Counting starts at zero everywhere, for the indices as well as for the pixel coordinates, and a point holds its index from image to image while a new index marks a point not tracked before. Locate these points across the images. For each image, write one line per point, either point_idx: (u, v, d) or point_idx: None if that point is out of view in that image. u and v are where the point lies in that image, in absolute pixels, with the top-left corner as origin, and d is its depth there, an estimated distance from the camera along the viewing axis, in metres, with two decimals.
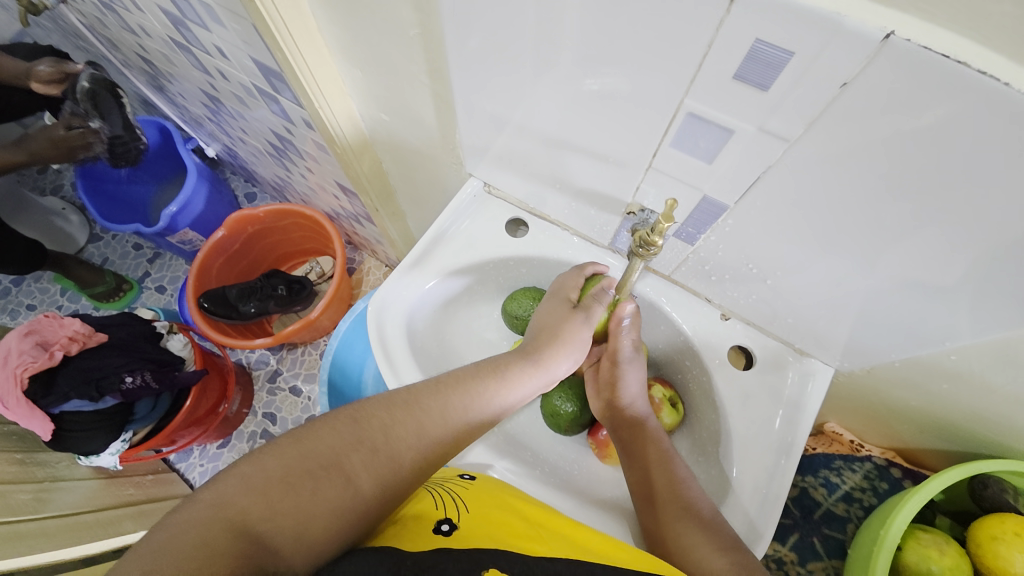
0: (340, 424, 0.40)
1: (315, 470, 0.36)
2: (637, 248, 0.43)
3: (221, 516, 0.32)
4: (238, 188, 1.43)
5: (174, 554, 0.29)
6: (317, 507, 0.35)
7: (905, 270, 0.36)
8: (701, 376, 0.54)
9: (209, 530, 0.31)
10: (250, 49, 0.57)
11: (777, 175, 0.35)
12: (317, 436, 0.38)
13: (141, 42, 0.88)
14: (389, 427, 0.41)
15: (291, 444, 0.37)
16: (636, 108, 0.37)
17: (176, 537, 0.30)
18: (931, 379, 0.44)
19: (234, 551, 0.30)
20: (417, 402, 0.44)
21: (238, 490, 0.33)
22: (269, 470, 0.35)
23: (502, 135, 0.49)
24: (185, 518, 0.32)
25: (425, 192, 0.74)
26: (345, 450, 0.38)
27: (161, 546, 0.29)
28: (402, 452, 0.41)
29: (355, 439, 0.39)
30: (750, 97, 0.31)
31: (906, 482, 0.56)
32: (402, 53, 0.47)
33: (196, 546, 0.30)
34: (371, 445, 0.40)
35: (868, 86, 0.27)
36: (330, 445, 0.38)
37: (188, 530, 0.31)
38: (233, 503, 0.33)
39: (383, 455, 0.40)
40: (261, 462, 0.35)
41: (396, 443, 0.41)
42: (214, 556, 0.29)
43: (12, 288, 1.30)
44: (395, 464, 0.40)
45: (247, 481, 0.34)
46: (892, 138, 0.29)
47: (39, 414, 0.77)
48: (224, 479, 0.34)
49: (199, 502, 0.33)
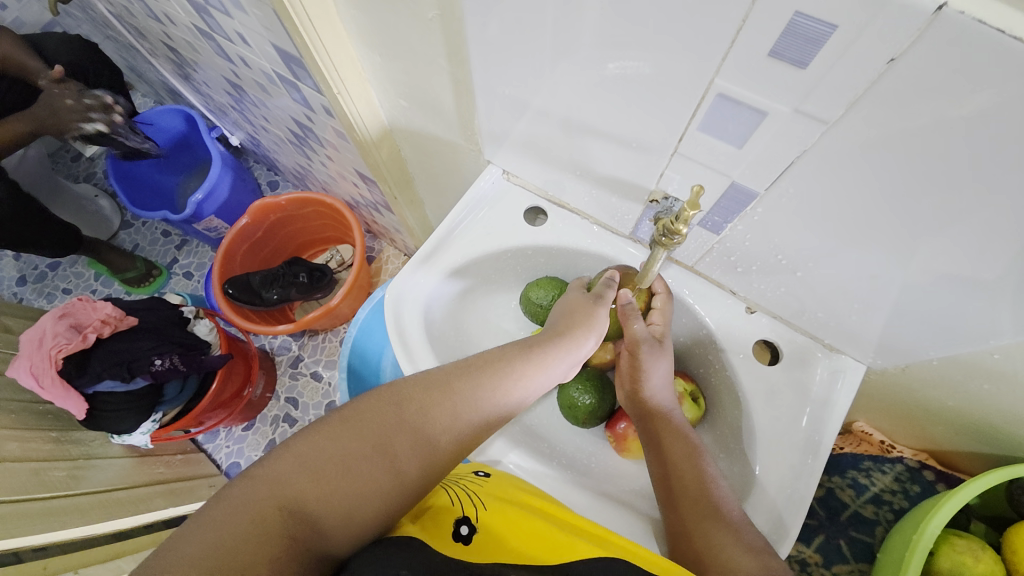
0: (382, 406, 0.39)
1: (361, 452, 0.36)
2: (659, 236, 0.42)
3: (274, 495, 0.33)
4: (261, 176, 1.45)
5: (233, 530, 0.31)
6: (363, 490, 0.36)
7: (949, 264, 0.34)
8: (723, 370, 0.53)
9: (263, 508, 0.32)
10: (271, 35, 0.57)
11: (812, 161, 0.33)
12: (364, 417, 0.38)
13: (167, 31, 0.89)
14: (428, 409, 0.40)
15: (340, 425, 0.37)
16: (662, 90, 0.35)
17: (234, 512, 0.32)
18: (972, 379, 0.42)
19: (284, 534, 0.32)
20: (454, 384, 0.42)
21: (291, 468, 0.35)
22: (322, 450, 0.36)
23: (521, 120, 0.48)
24: (239, 493, 0.33)
25: (444, 180, 0.74)
26: (388, 433, 0.38)
27: (220, 522, 0.31)
28: (440, 435, 0.40)
29: (397, 421, 0.39)
30: (786, 77, 0.29)
31: (940, 486, 0.53)
32: (419, 36, 0.46)
33: (249, 526, 0.31)
34: (413, 428, 0.39)
35: (919, 63, 0.25)
36: (375, 427, 0.38)
37: (247, 505, 0.32)
38: (286, 481, 0.34)
39: (423, 438, 0.39)
40: (315, 442, 0.36)
41: (435, 425, 0.40)
42: (265, 540, 0.31)
43: (50, 272, 1.35)
44: (434, 447, 0.40)
45: (300, 461, 0.35)
46: (945, 119, 0.27)
47: (73, 394, 0.80)
48: (281, 455, 0.35)
49: (253, 478, 0.34)
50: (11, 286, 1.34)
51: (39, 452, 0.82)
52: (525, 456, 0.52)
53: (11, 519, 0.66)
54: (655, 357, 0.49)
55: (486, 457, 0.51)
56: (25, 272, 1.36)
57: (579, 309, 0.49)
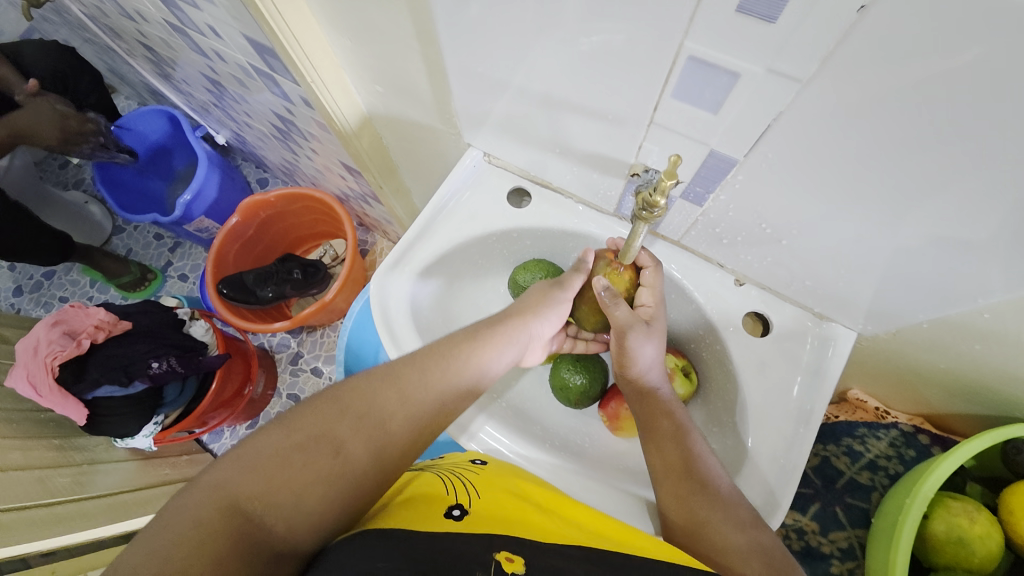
0: (325, 400, 0.40)
1: (301, 443, 0.37)
2: (639, 210, 0.41)
3: (214, 497, 0.33)
4: (250, 175, 1.44)
5: (171, 535, 0.30)
6: (310, 478, 0.36)
7: (935, 223, 0.33)
8: (714, 344, 0.52)
9: (204, 510, 0.32)
10: (240, 26, 0.56)
11: (790, 123, 0.32)
12: (304, 412, 0.39)
13: (140, 28, 0.88)
14: (371, 395, 0.41)
15: (279, 424, 0.38)
16: (635, 59, 0.34)
17: (173, 520, 0.31)
18: (962, 340, 0.41)
19: (228, 531, 0.32)
20: (397, 370, 0.44)
21: (229, 471, 0.34)
22: (260, 449, 0.36)
23: (498, 100, 0.47)
24: (182, 502, 0.33)
25: (428, 167, 0.73)
26: (332, 421, 0.39)
27: (163, 527, 0.31)
28: (389, 417, 0.41)
29: (341, 410, 0.40)
30: (757, 34, 0.28)
31: (935, 448, 0.53)
32: (388, 17, 0.44)
33: (192, 527, 0.31)
34: (358, 413, 0.40)
35: (892, 11, 0.24)
36: (316, 418, 0.38)
37: (187, 511, 0.32)
38: (225, 483, 0.34)
39: (370, 422, 0.40)
40: (253, 444, 0.36)
41: (382, 408, 0.41)
42: (207, 537, 0.31)
43: (45, 281, 1.35)
44: (384, 429, 0.40)
45: (239, 463, 0.35)
46: (922, 72, 0.26)
47: (71, 400, 0.81)
48: (220, 463, 0.35)
49: (195, 485, 0.34)
50: (7, 297, 1.34)
51: (41, 460, 0.83)
52: (519, 439, 0.52)
53: (16, 527, 0.67)
54: (646, 339, 0.48)
55: (480, 443, 0.51)
56: (20, 282, 1.36)
57: (538, 295, 0.51)
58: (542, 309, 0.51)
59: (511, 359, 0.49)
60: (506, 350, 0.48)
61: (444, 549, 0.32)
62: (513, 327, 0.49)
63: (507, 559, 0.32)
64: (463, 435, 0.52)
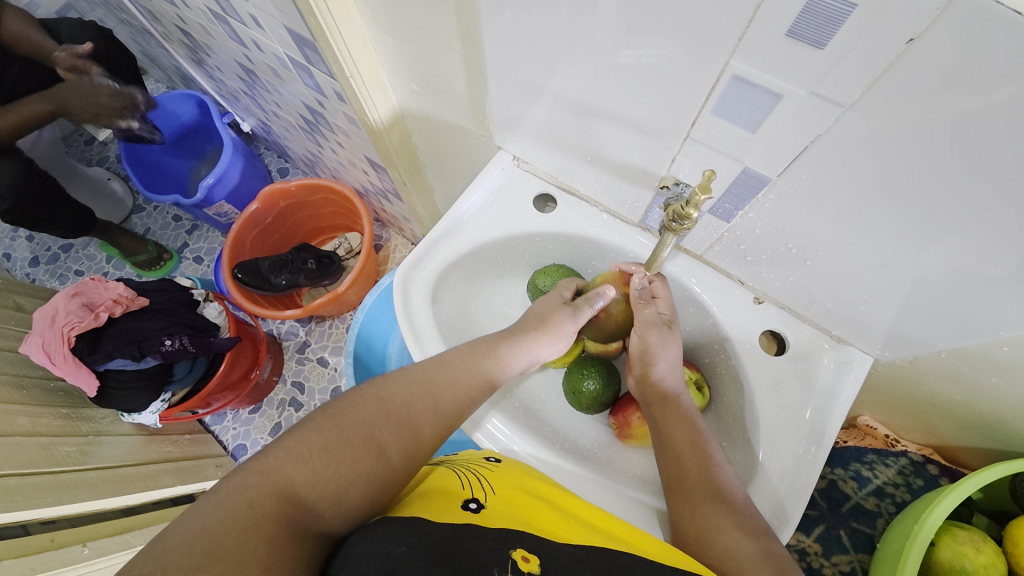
0: (367, 401, 0.42)
1: (348, 441, 0.38)
2: (669, 222, 0.42)
3: (267, 481, 0.34)
4: (272, 163, 1.46)
5: (228, 513, 0.31)
6: (352, 476, 0.37)
7: (965, 257, 0.34)
8: (729, 360, 0.53)
9: (257, 493, 0.33)
10: (285, 18, 0.57)
11: (826, 146, 0.33)
12: (348, 412, 0.40)
13: (181, 13, 0.90)
14: (408, 400, 0.43)
15: (326, 420, 0.39)
16: (678, 77, 0.35)
17: (228, 499, 0.32)
18: (980, 371, 0.42)
19: (280, 515, 0.32)
20: (430, 379, 0.46)
21: (282, 458, 0.35)
22: (311, 442, 0.37)
23: (536, 104, 0.48)
24: (234, 483, 0.33)
25: (453, 166, 0.74)
26: (376, 422, 0.40)
27: (221, 505, 0.31)
28: (421, 425, 0.43)
29: (382, 412, 0.41)
30: (804, 58, 0.29)
31: (943, 480, 0.53)
32: (434, 18, 0.45)
33: (246, 506, 0.32)
34: (396, 418, 0.41)
35: (940, 45, 0.24)
36: (360, 419, 0.40)
37: (242, 492, 0.33)
38: (278, 469, 0.35)
39: (406, 426, 0.42)
40: (303, 435, 0.37)
41: (417, 416, 0.43)
42: (262, 519, 0.31)
43: (62, 253, 1.37)
44: (417, 435, 0.42)
45: (291, 451, 0.36)
46: (963, 105, 0.26)
47: (84, 370, 0.82)
48: (271, 450, 0.36)
49: (246, 469, 0.34)
50: (24, 266, 1.36)
51: (48, 428, 0.84)
52: (530, 440, 0.52)
53: (21, 491, 0.68)
54: (665, 343, 0.50)
55: (494, 442, 0.51)
56: (37, 253, 1.38)
57: (552, 312, 0.52)
58: (545, 335, 0.51)
59: (517, 370, 0.51)
60: (514, 362, 0.50)
61: (461, 543, 0.32)
62: (518, 346, 0.50)
63: (522, 558, 0.31)
64: (479, 432, 0.52)
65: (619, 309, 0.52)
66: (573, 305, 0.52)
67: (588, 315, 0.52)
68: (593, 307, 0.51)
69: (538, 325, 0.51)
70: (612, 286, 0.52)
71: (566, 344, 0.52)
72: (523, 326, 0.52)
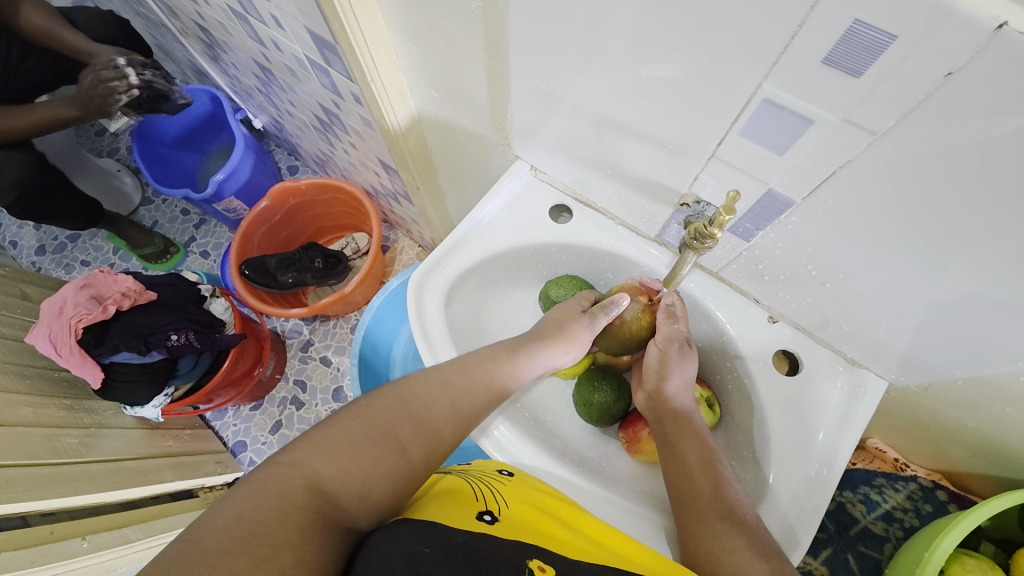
0: (389, 401, 0.42)
1: (372, 438, 0.38)
2: (691, 239, 0.43)
3: (297, 474, 0.34)
4: (282, 161, 1.47)
5: (260, 503, 0.31)
6: (376, 473, 0.37)
7: (986, 285, 0.34)
8: (741, 377, 0.53)
9: (288, 485, 0.33)
10: (307, 20, 0.57)
11: (852, 173, 0.33)
12: (373, 410, 0.40)
13: (201, 10, 0.90)
14: (428, 401, 0.43)
15: (351, 417, 0.39)
16: (704, 95, 0.35)
17: (261, 491, 0.32)
18: (995, 401, 0.42)
19: (309, 507, 0.33)
20: (448, 382, 0.45)
21: (310, 453, 0.36)
22: (337, 438, 0.37)
23: (554, 115, 0.48)
24: (265, 475, 0.34)
25: (467, 173, 0.74)
26: (398, 422, 0.40)
27: (254, 497, 0.32)
28: (440, 426, 0.43)
29: (404, 412, 0.41)
30: (837, 85, 0.29)
31: (952, 506, 0.53)
32: (460, 28, 0.46)
33: (277, 497, 0.32)
34: (416, 418, 0.42)
35: (977, 81, 0.25)
36: (383, 418, 0.40)
37: (273, 484, 0.33)
38: (307, 464, 0.35)
39: (426, 427, 0.42)
40: (329, 432, 0.38)
41: (435, 416, 0.43)
42: (291, 510, 0.32)
43: (69, 243, 1.37)
44: (438, 437, 0.42)
45: (318, 446, 0.36)
46: (992, 144, 0.27)
47: (90, 362, 0.81)
48: (299, 444, 0.36)
49: (276, 462, 0.35)
50: (31, 255, 1.36)
51: (50, 419, 0.84)
52: (541, 450, 0.51)
53: (23, 482, 0.68)
54: (683, 360, 0.50)
55: (507, 457, 0.51)
56: (44, 241, 1.38)
57: (569, 319, 0.52)
58: (562, 343, 0.51)
59: (533, 374, 0.50)
60: (530, 367, 0.50)
61: (478, 547, 0.32)
62: (534, 352, 0.50)
63: (539, 568, 0.32)
64: (486, 440, 0.52)
65: (634, 318, 0.51)
66: (590, 313, 0.51)
67: (603, 323, 0.51)
68: (609, 315, 0.51)
69: (554, 331, 0.51)
70: (627, 295, 0.51)
71: (581, 352, 0.52)
72: (543, 332, 0.51)
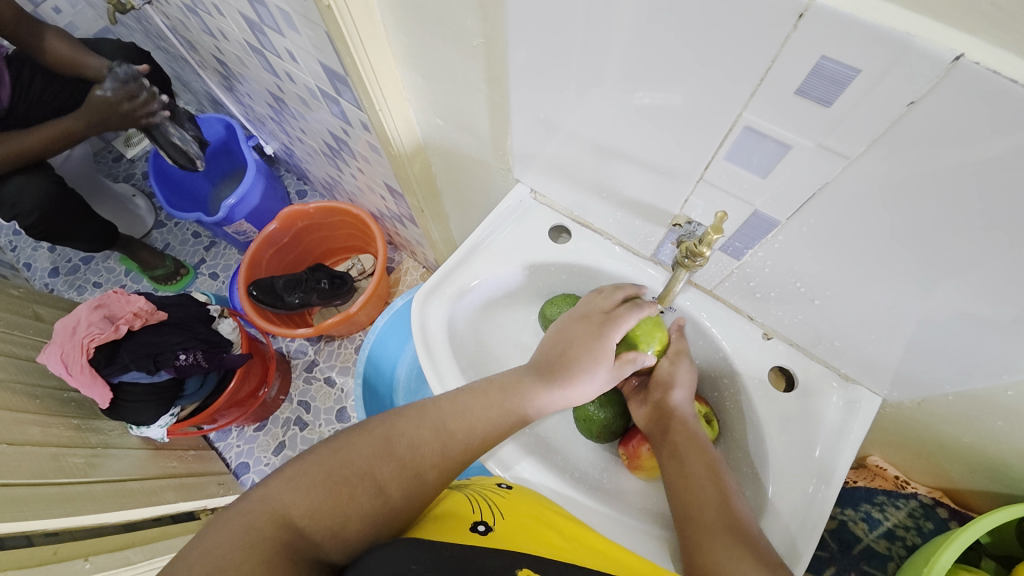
0: (372, 438, 0.44)
1: (347, 476, 0.40)
2: (682, 258, 0.44)
3: (267, 510, 0.37)
4: (291, 186, 1.51)
5: (230, 536, 0.35)
6: (349, 510, 0.39)
7: (967, 302, 0.35)
8: (738, 394, 0.53)
9: (257, 518, 0.36)
10: (320, 54, 0.61)
11: (832, 194, 0.35)
12: (352, 447, 0.43)
13: (219, 45, 0.95)
14: (415, 442, 0.44)
15: (328, 454, 0.42)
16: (691, 122, 0.38)
17: (233, 525, 0.36)
18: (986, 415, 0.42)
19: (276, 539, 0.35)
20: (448, 420, 0.46)
21: (283, 490, 0.39)
22: (312, 474, 0.40)
23: (551, 141, 0.51)
24: (240, 509, 0.37)
25: (470, 197, 0.77)
26: (378, 462, 0.42)
27: (227, 532, 0.35)
28: (426, 468, 0.44)
29: (386, 451, 0.43)
30: (810, 114, 0.31)
31: (953, 523, 0.53)
32: (462, 61, 0.49)
33: (246, 529, 0.35)
34: (399, 458, 0.43)
35: (939, 109, 0.27)
36: (362, 457, 0.42)
37: (245, 517, 0.36)
38: (277, 500, 0.38)
39: (410, 467, 0.43)
40: (304, 467, 0.41)
41: (421, 455, 0.44)
42: (259, 542, 0.35)
43: (82, 265, 1.41)
44: (422, 477, 0.43)
45: (292, 482, 0.39)
46: (958, 170, 0.29)
47: (99, 381, 0.82)
48: (275, 480, 0.40)
49: (252, 497, 0.38)
50: (44, 276, 1.40)
51: (58, 438, 0.85)
52: (542, 468, 0.52)
53: (27, 501, 0.68)
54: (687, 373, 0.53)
55: (511, 474, 0.51)
56: (59, 264, 1.42)
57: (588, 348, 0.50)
58: (583, 374, 0.49)
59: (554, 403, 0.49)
60: (547, 398, 0.49)
61: (474, 560, 0.33)
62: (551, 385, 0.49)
63: None
64: (488, 457, 0.52)
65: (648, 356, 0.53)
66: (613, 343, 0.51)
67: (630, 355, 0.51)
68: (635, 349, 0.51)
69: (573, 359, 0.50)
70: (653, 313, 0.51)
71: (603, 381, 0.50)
72: (552, 363, 0.50)
